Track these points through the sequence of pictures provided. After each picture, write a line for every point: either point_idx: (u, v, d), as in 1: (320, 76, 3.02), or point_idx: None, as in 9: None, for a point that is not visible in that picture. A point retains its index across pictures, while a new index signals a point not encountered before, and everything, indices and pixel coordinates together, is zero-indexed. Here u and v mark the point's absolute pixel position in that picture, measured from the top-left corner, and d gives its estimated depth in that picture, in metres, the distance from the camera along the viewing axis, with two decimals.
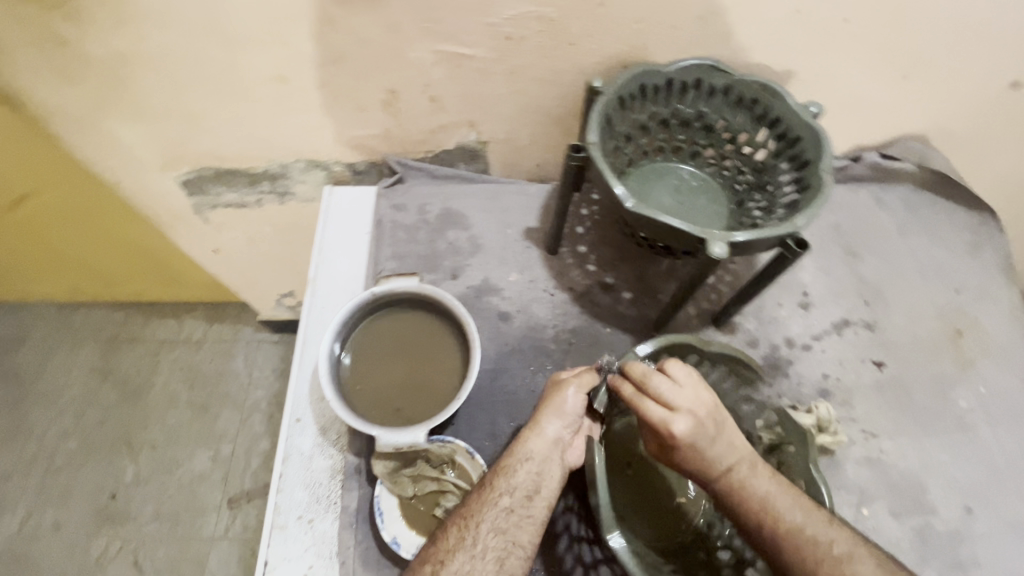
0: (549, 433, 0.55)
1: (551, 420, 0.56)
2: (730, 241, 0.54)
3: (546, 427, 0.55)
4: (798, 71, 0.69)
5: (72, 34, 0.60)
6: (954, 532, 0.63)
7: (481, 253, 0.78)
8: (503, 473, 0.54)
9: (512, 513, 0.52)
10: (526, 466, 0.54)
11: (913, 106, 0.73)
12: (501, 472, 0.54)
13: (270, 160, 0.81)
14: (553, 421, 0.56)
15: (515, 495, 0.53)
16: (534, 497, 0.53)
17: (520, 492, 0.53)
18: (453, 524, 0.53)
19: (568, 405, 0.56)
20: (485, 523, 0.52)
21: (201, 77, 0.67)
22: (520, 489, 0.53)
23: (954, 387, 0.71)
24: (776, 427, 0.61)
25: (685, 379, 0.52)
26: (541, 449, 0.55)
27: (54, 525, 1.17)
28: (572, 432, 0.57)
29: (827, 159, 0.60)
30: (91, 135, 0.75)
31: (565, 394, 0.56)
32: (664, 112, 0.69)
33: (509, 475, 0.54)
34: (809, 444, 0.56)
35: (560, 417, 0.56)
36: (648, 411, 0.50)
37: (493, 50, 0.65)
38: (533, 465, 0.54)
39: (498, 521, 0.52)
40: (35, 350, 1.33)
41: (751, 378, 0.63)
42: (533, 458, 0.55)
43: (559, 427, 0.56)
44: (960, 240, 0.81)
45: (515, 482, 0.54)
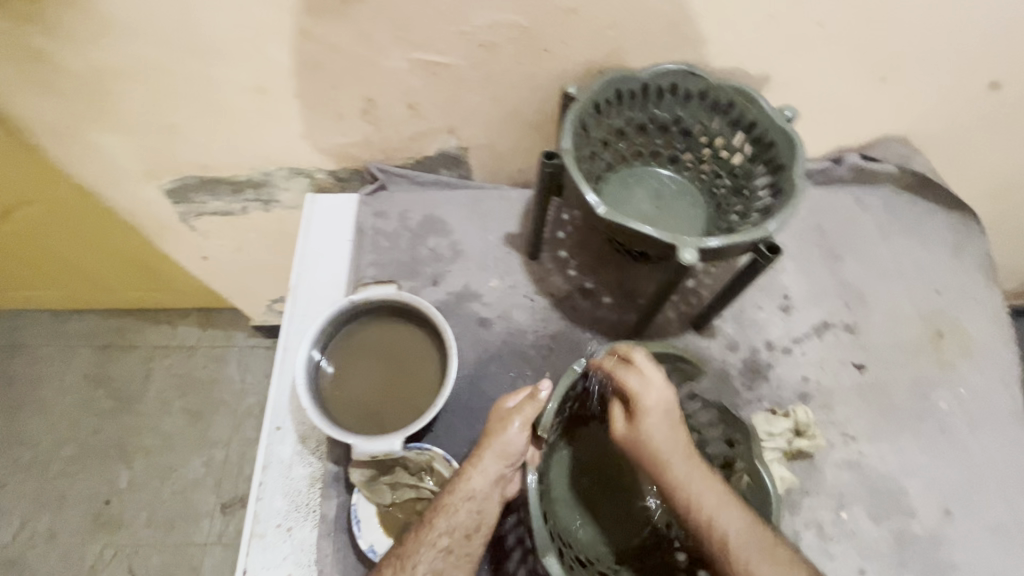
0: (491, 471, 0.55)
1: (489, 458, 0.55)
2: (701, 247, 0.54)
3: (488, 466, 0.55)
4: (773, 74, 0.68)
5: (49, 47, 0.60)
6: (933, 535, 0.63)
7: (462, 259, 0.79)
8: (442, 513, 0.54)
9: (449, 554, 0.53)
10: (466, 504, 0.54)
11: (893, 108, 0.73)
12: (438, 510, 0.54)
13: (253, 169, 0.82)
14: (491, 459, 0.55)
15: (453, 535, 0.53)
16: (472, 535, 0.54)
17: (456, 531, 0.53)
18: (389, 564, 0.52)
19: (510, 442, 0.55)
20: (423, 565, 0.52)
21: (180, 88, 0.67)
22: (457, 528, 0.53)
23: (934, 389, 0.71)
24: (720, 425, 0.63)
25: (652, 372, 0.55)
26: (479, 489, 0.54)
27: (48, 532, 1.18)
28: (514, 467, 0.57)
29: (800, 164, 0.60)
30: (73, 146, 0.75)
31: (508, 432, 0.55)
32: (641, 118, 0.69)
33: (447, 515, 0.54)
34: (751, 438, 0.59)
35: (500, 454, 0.55)
36: None
37: (468, 58, 0.65)
38: (471, 504, 0.54)
39: (435, 562, 0.52)
40: (29, 358, 1.33)
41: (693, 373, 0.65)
42: (473, 497, 0.54)
43: (501, 465, 0.55)
44: (942, 241, 0.81)
45: (455, 521, 0.53)
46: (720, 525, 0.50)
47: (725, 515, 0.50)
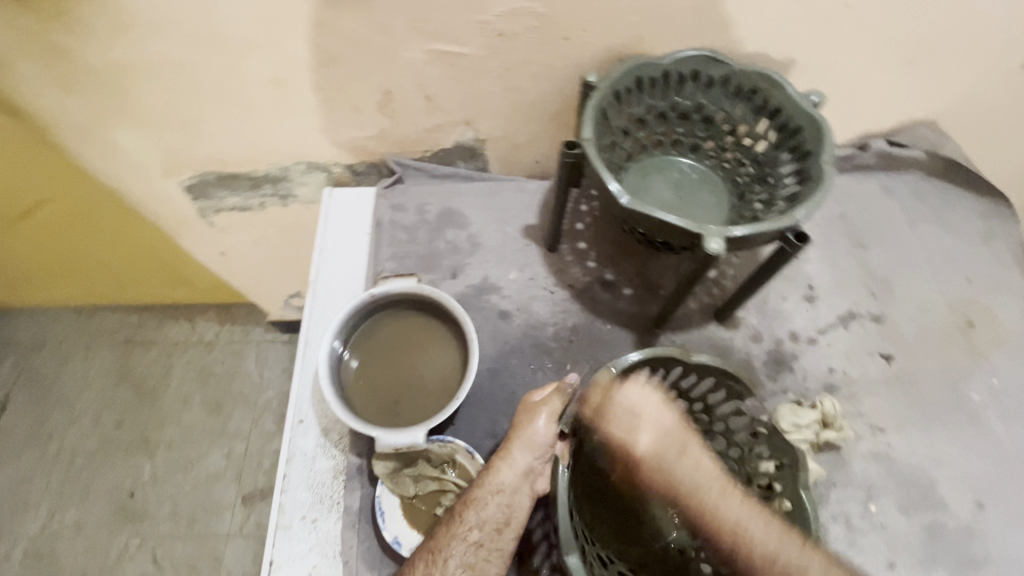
0: (519, 464, 0.55)
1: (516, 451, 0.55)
2: (728, 236, 0.53)
3: (516, 459, 0.55)
4: (799, 59, 0.67)
5: (70, 44, 0.61)
6: (965, 529, 0.61)
7: (480, 252, 0.78)
8: (472, 507, 0.54)
9: (480, 548, 0.52)
10: (495, 497, 0.54)
11: (921, 91, 0.71)
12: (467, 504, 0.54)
13: (270, 163, 0.82)
14: (520, 453, 0.55)
15: (484, 529, 0.53)
16: (503, 529, 0.53)
17: (486, 525, 0.53)
18: (419, 558, 0.52)
19: (538, 436, 0.55)
20: (453, 559, 0.52)
21: (199, 84, 0.67)
22: (486, 522, 0.53)
23: (965, 380, 0.69)
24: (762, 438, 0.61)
25: (645, 401, 0.57)
26: (509, 482, 0.54)
27: (75, 524, 1.20)
28: (544, 461, 0.56)
29: (828, 150, 0.58)
30: (94, 143, 0.76)
31: (536, 425, 0.55)
32: (662, 105, 0.68)
33: (476, 508, 0.53)
34: (798, 465, 0.56)
35: (527, 446, 0.55)
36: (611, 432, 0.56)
37: (487, 48, 0.64)
38: (501, 498, 0.54)
39: (466, 556, 0.52)
40: (53, 354, 1.36)
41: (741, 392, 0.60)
42: (502, 490, 0.54)
43: (530, 458, 0.55)
44: (971, 228, 0.79)
45: (484, 515, 0.53)
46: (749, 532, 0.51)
47: (754, 521, 0.51)
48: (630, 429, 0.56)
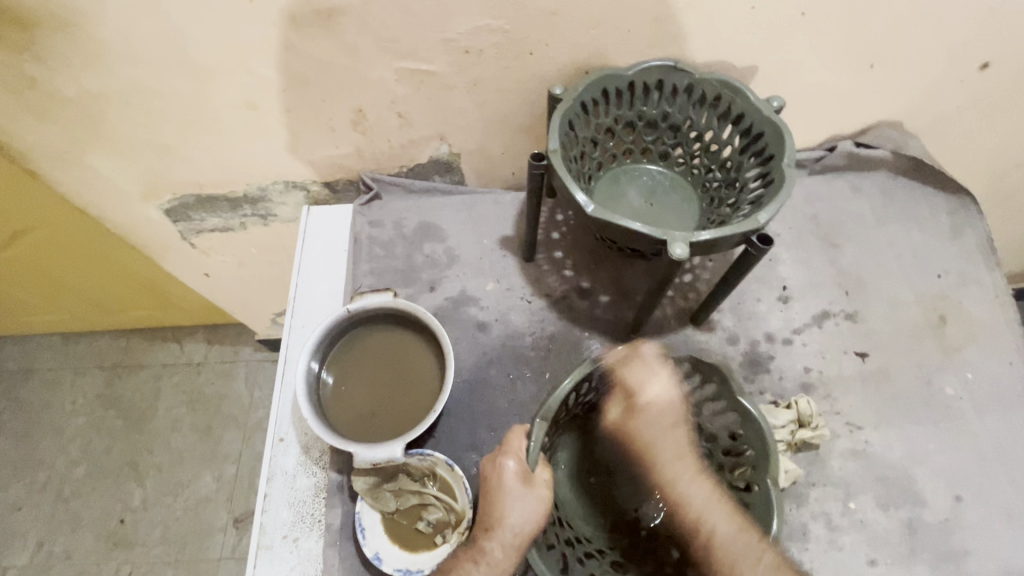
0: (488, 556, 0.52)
1: (499, 523, 0.52)
2: (693, 241, 0.54)
3: (487, 549, 0.52)
4: (760, 66, 0.68)
5: (44, 74, 0.62)
6: (945, 523, 0.62)
7: (458, 264, 0.79)
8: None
9: None
10: (485, 573, 0.52)
11: (884, 93, 0.73)
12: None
13: (249, 184, 0.83)
14: (509, 518, 0.52)
15: None
16: None
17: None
18: None
19: (509, 525, 0.52)
20: None
21: (173, 109, 0.68)
22: None
23: (939, 374, 0.70)
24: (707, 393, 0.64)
25: (660, 377, 0.61)
26: (500, 559, 0.52)
27: (64, 552, 1.19)
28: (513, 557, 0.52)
29: (789, 153, 0.60)
30: (72, 170, 0.77)
31: (504, 513, 0.52)
32: (630, 115, 0.69)
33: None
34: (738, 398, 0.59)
35: (510, 520, 0.52)
36: None
37: (454, 65, 0.65)
38: (491, 570, 0.51)
39: None
40: (41, 381, 1.35)
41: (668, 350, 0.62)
42: None
43: (499, 545, 0.52)
44: (940, 224, 0.80)
45: None
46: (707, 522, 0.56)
47: (710, 503, 0.57)
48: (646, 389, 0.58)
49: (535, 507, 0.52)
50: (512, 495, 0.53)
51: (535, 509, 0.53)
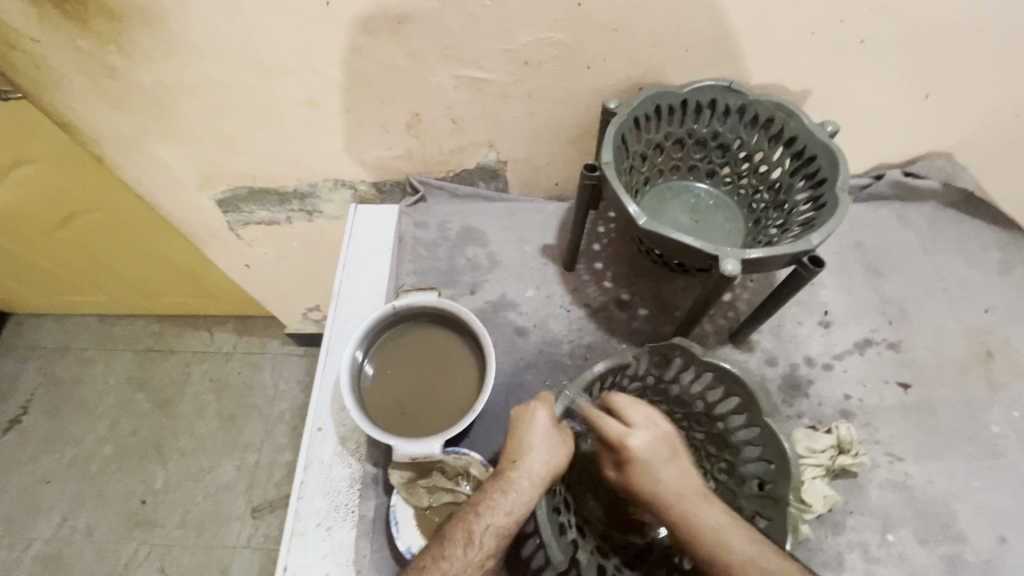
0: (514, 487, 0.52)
1: (525, 457, 0.54)
2: (744, 258, 0.54)
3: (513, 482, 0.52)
4: (814, 91, 0.69)
5: (125, 64, 0.65)
6: (987, 563, 0.60)
7: (499, 269, 0.80)
8: (488, 511, 0.51)
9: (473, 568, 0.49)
10: (511, 516, 0.51)
11: (936, 124, 0.73)
12: (482, 512, 0.51)
13: (300, 180, 0.86)
14: (534, 464, 0.53)
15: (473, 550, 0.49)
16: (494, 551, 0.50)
17: (500, 531, 0.50)
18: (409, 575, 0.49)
19: (532, 459, 0.53)
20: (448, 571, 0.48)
21: (239, 104, 0.71)
22: (499, 528, 0.50)
23: (984, 411, 0.68)
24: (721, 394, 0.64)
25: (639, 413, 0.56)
26: (527, 490, 0.52)
27: (87, 528, 1.21)
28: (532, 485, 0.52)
29: (843, 177, 0.60)
30: (137, 157, 0.80)
31: (525, 445, 0.54)
32: (680, 132, 0.70)
33: (490, 515, 0.50)
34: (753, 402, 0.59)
35: (534, 452, 0.54)
36: (608, 429, 0.56)
37: (512, 74, 0.67)
38: (519, 499, 0.51)
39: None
40: (77, 359, 1.40)
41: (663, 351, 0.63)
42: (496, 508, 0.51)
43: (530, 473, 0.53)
44: (989, 259, 0.79)
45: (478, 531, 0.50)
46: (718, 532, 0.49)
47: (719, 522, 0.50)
48: (621, 429, 0.55)
49: (559, 451, 0.54)
50: (543, 443, 0.55)
51: (558, 450, 0.55)
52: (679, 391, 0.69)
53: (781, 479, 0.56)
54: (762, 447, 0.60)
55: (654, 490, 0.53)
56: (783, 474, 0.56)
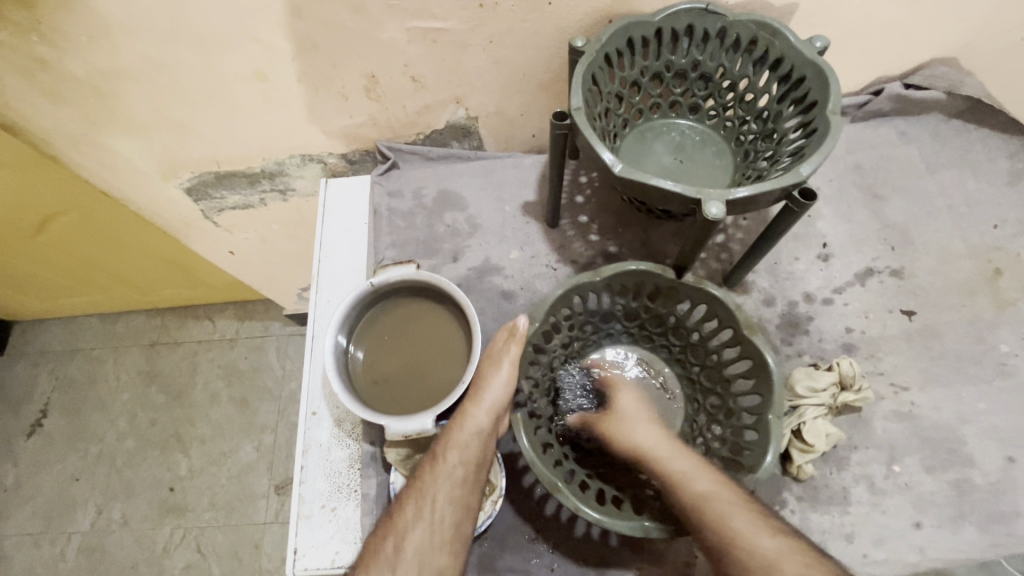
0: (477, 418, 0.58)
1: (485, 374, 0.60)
2: (729, 199, 0.50)
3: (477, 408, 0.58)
4: (801, 4, 0.63)
5: (52, 54, 0.60)
6: (996, 485, 0.59)
7: (480, 233, 0.77)
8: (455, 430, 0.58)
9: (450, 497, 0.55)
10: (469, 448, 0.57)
11: (938, 26, 0.67)
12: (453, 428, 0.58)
13: (266, 159, 0.82)
14: (469, 448, 0.57)
15: (454, 467, 0.56)
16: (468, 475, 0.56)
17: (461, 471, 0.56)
18: (405, 498, 0.56)
19: (493, 385, 0.59)
20: (435, 495, 0.55)
21: (185, 84, 0.66)
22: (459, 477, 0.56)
23: (993, 331, 0.66)
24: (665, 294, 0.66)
25: (638, 394, 0.65)
26: (486, 416, 0.58)
27: (122, 518, 1.26)
28: (493, 416, 0.59)
29: (833, 98, 0.55)
30: (92, 152, 0.76)
31: (491, 372, 0.60)
32: (657, 66, 0.65)
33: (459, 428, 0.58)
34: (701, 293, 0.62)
35: (495, 375, 0.60)
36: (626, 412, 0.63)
37: (467, 20, 0.62)
38: (478, 428, 0.58)
39: (441, 493, 0.55)
40: (85, 360, 1.41)
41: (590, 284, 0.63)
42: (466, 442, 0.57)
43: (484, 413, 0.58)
44: (998, 170, 0.74)
45: (454, 451, 0.57)
46: (721, 499, 0.49)
47: (700, 477, 0.52)
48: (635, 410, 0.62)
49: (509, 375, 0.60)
50: (491, 409, 0.58)
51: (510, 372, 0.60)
52: (622, 311, 0.69)
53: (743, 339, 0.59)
54: (717, 319, 0.64)
55: (638, 423, 0.60)
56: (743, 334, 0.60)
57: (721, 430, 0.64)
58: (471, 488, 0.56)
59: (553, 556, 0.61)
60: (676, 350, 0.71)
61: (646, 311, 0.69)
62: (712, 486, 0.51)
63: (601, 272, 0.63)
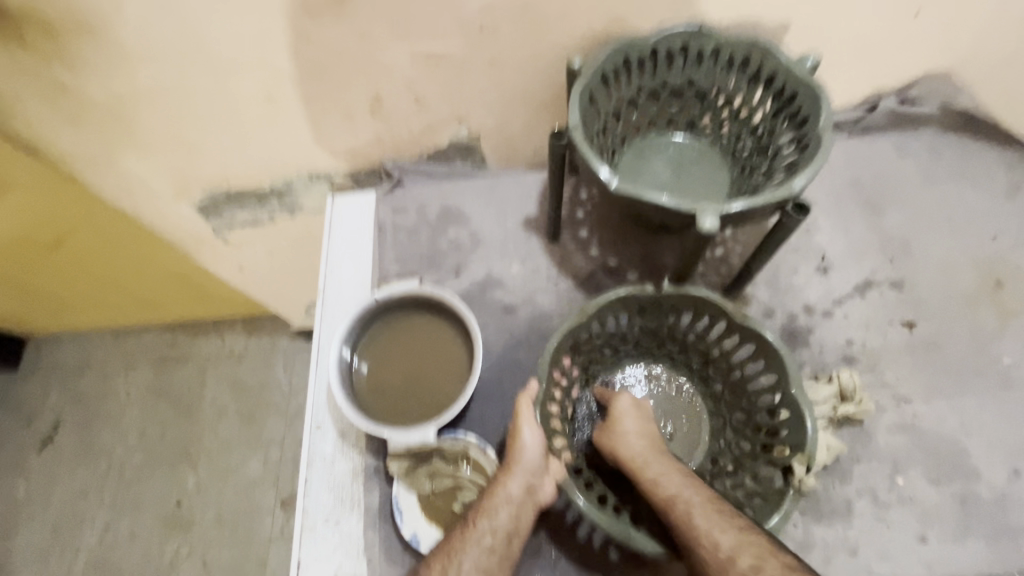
0: (516, 485, 0.56)
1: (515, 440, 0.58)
2: (724, 212, 0.51)
3: (516, 470, 0.56)
4: (793, 22, 0.64)
5: (72, 80, 0.63)
6: (1001, 498, 0.59)
7: (482, 248, 0.79)
8: (495, 495, 0.56)
9: (493, 554, 0.53)
10: (511, 510, 0.55)
11: (930, 42, 0.68)
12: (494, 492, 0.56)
13: (274, 178, 0.84)
14: (502, 515, 0.55)
15: (497, 535, 0.54)
16: (514, 537, 0.55)
17: (503, 532, 0.54)
18: (435, 560, 0.53)
19: (528, 451, 0.57)
20: (467, 562, 0.52)
21: (196, 106, 0.69)
22: (501, 534, 0.54)
23: (995, 342, 0.66)
24: (687, 310, 0.66)
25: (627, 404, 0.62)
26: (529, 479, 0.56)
27: (129, 533, 1.27)
28: (539, 477, 0.57)
29: (825, 114, 0.56)
30: (107, 173, 0.79)
31: (521, 440, 0.58)
32: (653, 85, 0.67)
33: (501, 493, 0.56)
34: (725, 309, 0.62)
35: (524, 439, 0.58)
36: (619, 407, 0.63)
37: (468, 43, 0.64)
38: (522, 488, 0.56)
39: (479, 560, 0.52)
40: (96, 375, 1.43)
41: (613, 301, 0.64)
42: (512, 500, 0.55)
43: (526, 478, 0.56)
44: (997, 182, 0.75)
45: (497, 521, 0.55)
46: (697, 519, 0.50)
47: (690, 490, 0.53)
48: (625, 406, 0.62)
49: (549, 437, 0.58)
50: (522, 478, 0.56)
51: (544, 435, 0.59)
52: (641, 328, 0.69)
53: (772, 354, 0.60)
54: (738, 334, 0.64)
55: (626, 424, 0.61)
56: (770, 350, 0.61)
57: (748, 420, 0.65)
58: (502, 559, 0.54)
59: (557, 566, 0.62)
60: (696, 365, 0.71)
61: (665, 327, 0.69)
62: (681, 487, 0.53)
63: (620, 292, 0.63)
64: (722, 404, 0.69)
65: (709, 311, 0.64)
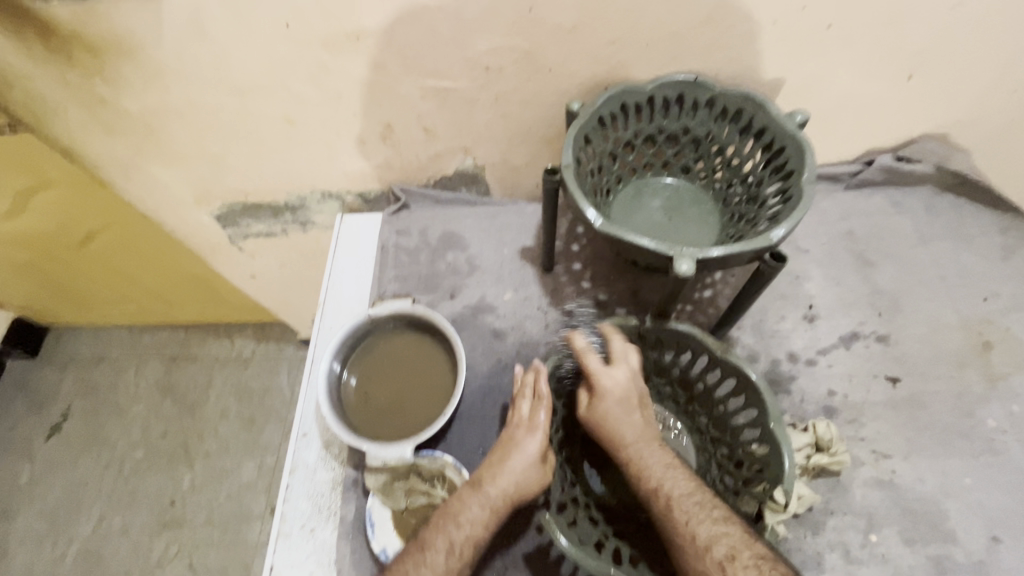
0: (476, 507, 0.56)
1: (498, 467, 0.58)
2: (701, 257, 0.53)
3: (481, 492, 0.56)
4: (787, 78, 0.67)
5: (111, 93, 0.68)
6: (978, 565, 0.58)
7: (478, 273, 0.82)
8: (455, 517, 0.55)
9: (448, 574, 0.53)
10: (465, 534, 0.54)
11: (925, 104, 0.70)
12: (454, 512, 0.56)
13: (289, 193, 0.88)
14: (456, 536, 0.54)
15: (450, 556, 0.53)
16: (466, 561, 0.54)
17: (457, 553, 0.54)
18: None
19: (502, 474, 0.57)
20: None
21: (220, 122, 0.74)
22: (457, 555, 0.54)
23: (980, 404, 0.66)
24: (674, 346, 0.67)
25: (619, 368, 0.62)
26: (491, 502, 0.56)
27: (122, 527, 1.29)
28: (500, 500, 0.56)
29: (809, 168, 0.58)
30: (135, 179, 0.84)
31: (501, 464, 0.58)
32: (650, 129, 0.70)
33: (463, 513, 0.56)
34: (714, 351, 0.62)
35: (507, 464, 0.58)
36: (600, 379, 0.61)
37: (475, 81, 0.68)
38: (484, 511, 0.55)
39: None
40: (109, 368, 1.48)
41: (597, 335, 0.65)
42: (466, 522, 0.55)
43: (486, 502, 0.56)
44: (991, 244, 0.76)
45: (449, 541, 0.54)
46: (715, 548, 0.49)
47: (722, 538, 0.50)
48: (603, 369, 0.61)
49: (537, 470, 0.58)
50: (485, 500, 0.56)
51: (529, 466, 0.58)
52: None
53: (754, 394, 0.60)
54: (720, 370, 0.64)
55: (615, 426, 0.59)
56: (751, 388, 0.60)
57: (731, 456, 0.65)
58: None
59: None
60: (683, 401, 0.72)
61: (652, 362, 0.70)
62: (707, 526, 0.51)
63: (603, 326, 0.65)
64: (708, 440, 0.69)
65: (693, 347, 0.65)
